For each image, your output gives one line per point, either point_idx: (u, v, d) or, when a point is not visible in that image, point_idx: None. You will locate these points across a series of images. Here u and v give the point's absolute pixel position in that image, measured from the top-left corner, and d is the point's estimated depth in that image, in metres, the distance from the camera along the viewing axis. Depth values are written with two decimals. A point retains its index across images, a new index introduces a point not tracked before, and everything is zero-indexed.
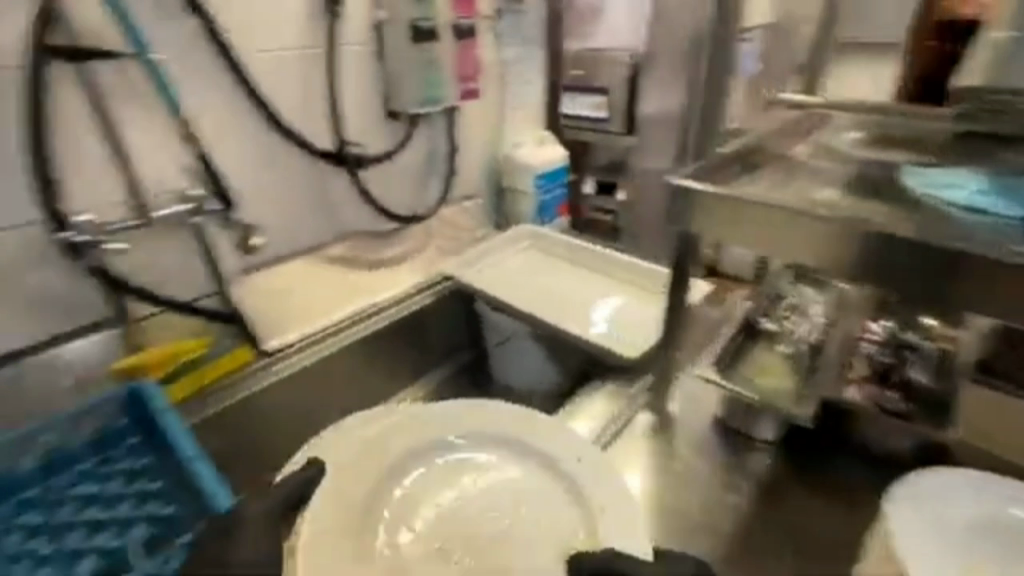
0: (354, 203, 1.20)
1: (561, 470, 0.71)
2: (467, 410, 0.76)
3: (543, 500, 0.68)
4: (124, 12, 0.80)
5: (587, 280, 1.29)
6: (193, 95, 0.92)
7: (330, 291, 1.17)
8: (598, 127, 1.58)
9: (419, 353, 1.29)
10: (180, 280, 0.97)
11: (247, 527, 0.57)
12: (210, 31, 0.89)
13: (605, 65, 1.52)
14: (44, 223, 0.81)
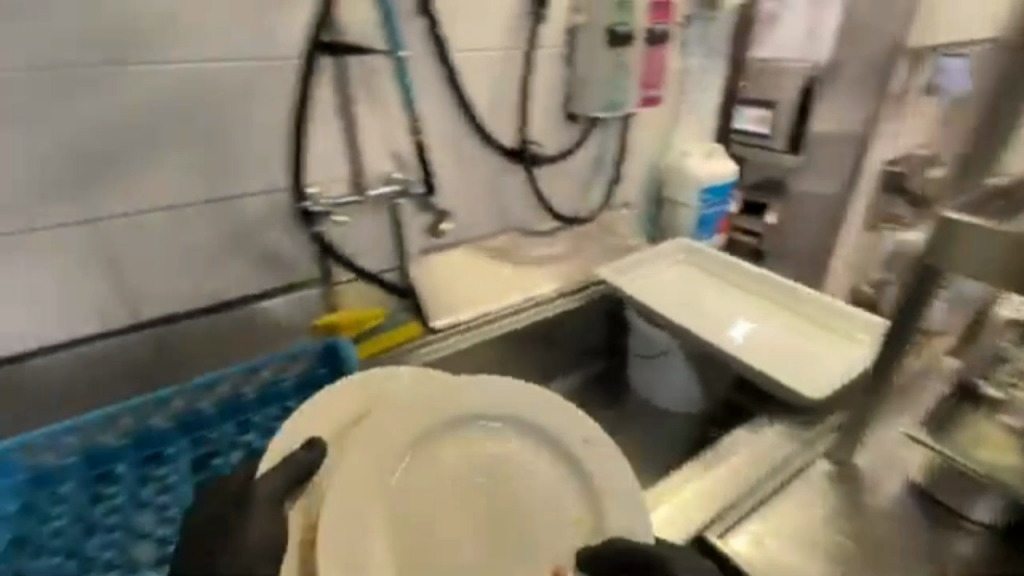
0: (520, 198, 1.25)
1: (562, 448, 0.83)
2: (496, 391, 0.83)
3: (554, 489, 0.81)
4: (396, 31, 0.92)
5: (740, 302, 1.23)
6: (427, 98, 1.02)
7: (491, 279, 1.23)
8: (762, 145, 1.48)
9: (559, 352, 1.31)
10: (373, 255, 1.08)
11: (260, 504, 0.64)
12: (438, 37, 0.97)
13: (785, 79, 1.41)
14: (288, 190, 0.96)
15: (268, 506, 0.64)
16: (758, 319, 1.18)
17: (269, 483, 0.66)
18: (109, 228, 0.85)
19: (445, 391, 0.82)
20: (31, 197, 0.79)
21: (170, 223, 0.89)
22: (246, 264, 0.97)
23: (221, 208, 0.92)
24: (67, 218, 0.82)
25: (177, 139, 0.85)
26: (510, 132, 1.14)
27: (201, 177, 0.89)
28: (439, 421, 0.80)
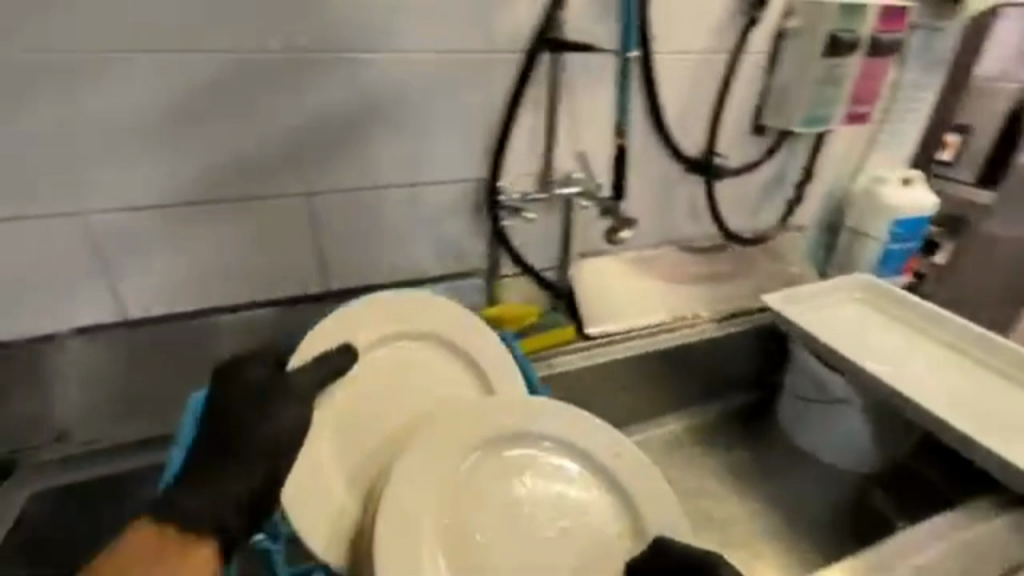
0: (685, 210, 1.18)
1: (590, 462, 0.79)
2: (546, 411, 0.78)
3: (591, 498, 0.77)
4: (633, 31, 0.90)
5: (917, 345, 1.12)
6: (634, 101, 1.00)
7: (647, 291, 1.18)
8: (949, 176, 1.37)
9: (702, 378, 1.23)
10: (535, 253, 1.07)
11: (290, 395, 0.69)
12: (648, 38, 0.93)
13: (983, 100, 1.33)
14: (476, 180, 0.98)
15: (290, 405, 0.68)
16: (940, 366, 1.06)
17: (296, 387, 0.70)
18: (321, 202, 0.90)
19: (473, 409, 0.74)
20: (266, 167, 0.85)
21: (371, 203, 0.93)
22: (426, 248, 1.00)
23: (416, 192, 0.95)
24: (289, 189, 0.88)
25: (392, 124, 0.89)
26: (694, 140, 1.08)
27: (405, 161, 0.92)
28: (488, 434, 0.74)
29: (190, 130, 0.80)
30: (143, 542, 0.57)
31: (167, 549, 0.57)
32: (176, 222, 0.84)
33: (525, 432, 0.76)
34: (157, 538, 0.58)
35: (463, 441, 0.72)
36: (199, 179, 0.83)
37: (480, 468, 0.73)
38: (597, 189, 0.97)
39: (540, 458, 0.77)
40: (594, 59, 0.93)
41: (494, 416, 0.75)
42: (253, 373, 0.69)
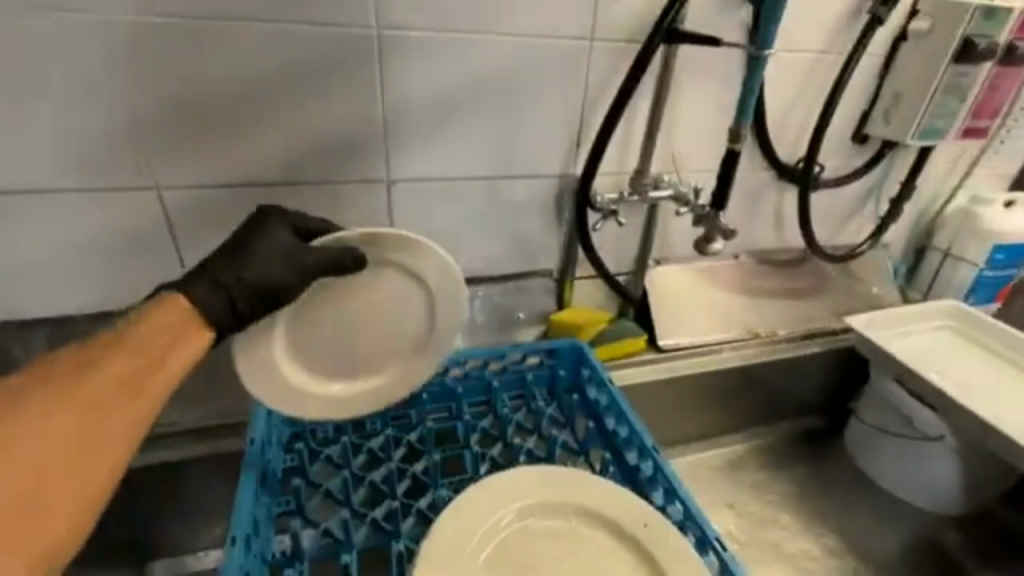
0: (769, 218, 1.11)
1: (632, 538, 0.61)
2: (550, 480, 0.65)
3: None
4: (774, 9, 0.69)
5: (1014, 379, 1.05)
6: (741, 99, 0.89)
7: (721, 304, 1.12)
8: None
9: (769, 399, 1.16)
10: (612, 254, 1.02)
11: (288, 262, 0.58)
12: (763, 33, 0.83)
13: None
14: (559, 176, 0.92)
15: (280, 260, 0.58)
16: None
17: (295, 243, 0.59)
18: (399, 191, 0.86)
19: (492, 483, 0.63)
20: (348, 150, 0.81)
21: (449, 195, 0.88)
22: (499, 245, 0.95)
23: (497, 186, 0.90)
24: (369, 175, 0.83)
25: (481, 112, 0.83)
26: (793, 147, 1.02)
27: (490, 153, 0.87)
28: (507, 515, 0.62)
29: (277, 107, 0.75)
30: (171, 310, 0.52)
31: (185, 330, 0.52)
32: (253, 202, 0.80)
33: (547, 507, 0.63)
34: (179, 314, 0.52)
35: (478, 524, 0.60)
36: (280, 159, 0.78)
37: (505, 558, 0.58)
38: (687, 196, 0.87)
39: (574, 540, 0.62)
40: (718, 55, 0.85)
41: (510, 489, 0.63)
42: (274, 232, 0.60)
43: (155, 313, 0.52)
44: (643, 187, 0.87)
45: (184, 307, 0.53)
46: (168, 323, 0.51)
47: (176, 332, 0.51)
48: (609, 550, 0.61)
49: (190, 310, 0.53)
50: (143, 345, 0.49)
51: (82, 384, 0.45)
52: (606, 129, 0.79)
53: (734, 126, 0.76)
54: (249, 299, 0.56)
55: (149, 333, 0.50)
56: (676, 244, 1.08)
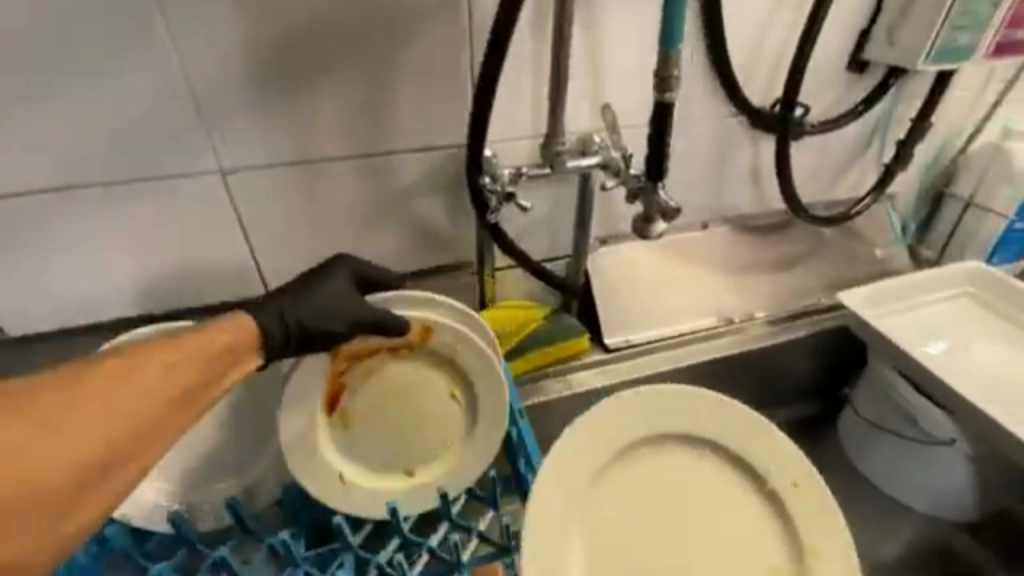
0: (745, 176, 0.90)
1: (765, 485, 0.65)
2: (682, 410, 0.65)
3: (744, 503, 0.66)
4: None
5: None
6: None
7: (686, 287, 0.92)
8: None
9: (750, 392, 0.99)
10: (540, 239, 0.83)
11: (350, 297, 0.56)
12: None
13: None
14: (452, 148, 0.71)
15: (337, 305, 0.55)
16: None
17: (352, 292, 0.57)
18: (245, 185, 0.67)
19: (635, 418, 0.63)
20: (162, 137, 0.61)
21: (318, 187, 0.69)
22: (396, 239, 0.76)
23: (376, 169, 0.70)
24: (194, 166, 0.64)
25: (333, 75, 0.62)
26: (765, 91, 0.80)
27: (354, 126, 0.66)
28: (641, 438, 0.64)
29: (37, 85, 0.56)
30: (237, 326, 0.51)
31: (243, 348, 0.51)
32: (47, 215, 0.63)
33: (676, 438, 0.66)
34: (244, 333, 0.51)
35: (605, 444, 0.62)
36: (68, 156, 0.60)
37: (629, 475, 0.64)
38: (617, 162, 0.67)
39: (697, 464, 0.66)
40: None
41: (640, 420, 0.63)
42: (347, 279, 0.57)
43: (212, 327, 0.49)
44: (559, 157, 0.66)
45: (252, 334, 0.51)
46: (232, 339, 0.50)
47: (233, 355, 0.49)
48: (725, 480, 0.66)
49: (255, 332, 0.52)
50: (202, 361, 0.46)
51: (151, 359, 0.43)
52: (485, 84, 0.59)
53: (663, 61, 0.54)
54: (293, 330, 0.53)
55: (212, 341, 0.48)
56: (627, 217, 0.87)
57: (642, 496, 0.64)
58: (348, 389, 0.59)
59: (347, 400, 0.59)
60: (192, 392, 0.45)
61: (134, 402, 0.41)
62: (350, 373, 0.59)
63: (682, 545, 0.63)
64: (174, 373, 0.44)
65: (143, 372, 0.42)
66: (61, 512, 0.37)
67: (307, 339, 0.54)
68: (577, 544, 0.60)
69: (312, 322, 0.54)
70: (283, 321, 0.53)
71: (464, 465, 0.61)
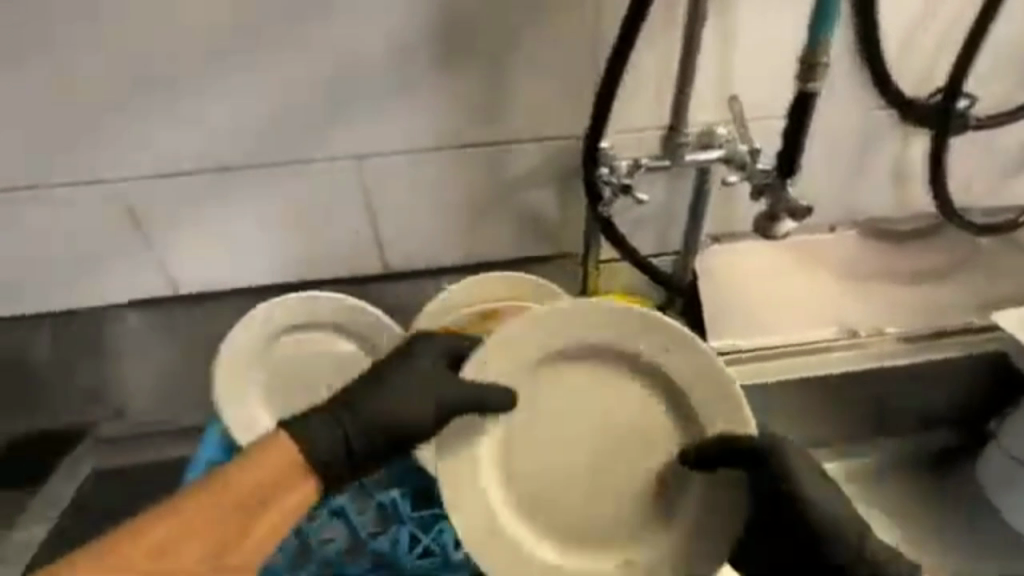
0: (888, 175, 0.81)
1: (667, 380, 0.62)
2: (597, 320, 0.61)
3: (640, 406, 0.63)
4: None
5: None
6: None
7: (806, 293, 0.86)
8: None
9: (873, 414, 0.89)
10: (649, 234, 0.81)
11: (415, 379, 0.58)
12: None
13: None
14: (568, 140, 0.72)
15: (416, 403, 0.57)
16: None
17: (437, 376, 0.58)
18: (375, 169, 0.72)
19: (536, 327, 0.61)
20: (311, 124, 0.69)
21: (437, 173, 0.73)
22: (505, 226, 0.78)
23: (494, 158, 0.72)
24: (334, 151, 0.70)
25: (463, 66, 0.67)
26: (924, 79, 0.71)
27: (477, 117, 0.70)
28: (543, 354, 0.62)
29: (204, 73, 0.65)
30: (281, 449, 0.55)
31: (294, 474, 0.54)
32: (212, 190, 0.72)
33: (569, 359, 0.62)
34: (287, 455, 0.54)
35: (518, 359, 0.61)
36: (236, 137, 0.69)
37: (530, 390, 0.62)
38: (742, 156, 0.63)
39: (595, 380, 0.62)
40: None
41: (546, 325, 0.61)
42: (421, 365, 0.59)
43: (260, 454, 0.54)
44: (681, 149, 0.64)
45: (296, 455, 0.55)
46: (278, 466, 0.54)
47: (278, 485, 0.53)
48: (616, 387, 0.62)
49: (299, 458, 0.55)
50: (252, 493, 0.52)
51: (200, 510, 0.51)
52: (610, 76, 0.60)
53: (807, 48, 0.50)
54: (369, 443, 0.57)
55: (258, 473, 0.53)
56: (743, 216, 0.83)
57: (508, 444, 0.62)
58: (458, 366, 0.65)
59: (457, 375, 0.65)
60: (228, 538, 0.51)
61: (180, 568, 0.49)
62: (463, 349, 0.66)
63: (581, 459, 0.62)
64: (216, 521, 0.51)
65: (196, 526, 0.50)
66: None
67: (391, 438, 0.58)
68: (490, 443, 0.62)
69: (371, 413, 0.57)
70: (339, 429, 0.56)
71: None
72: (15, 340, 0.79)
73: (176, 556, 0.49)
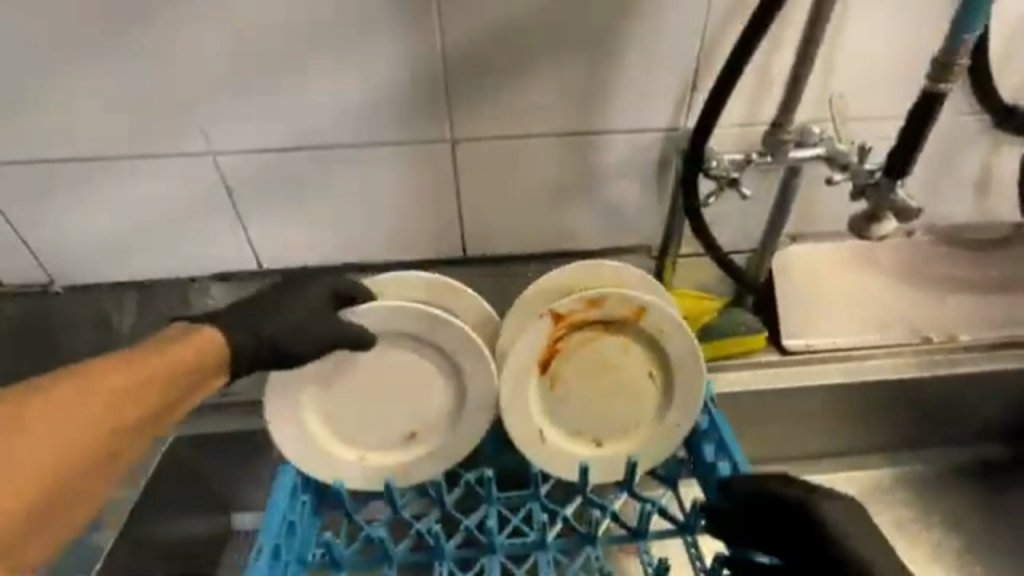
0: (972, 182, 0.80)
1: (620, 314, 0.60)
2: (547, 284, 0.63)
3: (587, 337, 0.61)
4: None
5: None
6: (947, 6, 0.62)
7: (879, 296, 0.86)
8: None
9: (935, 420, 0.89)
10: (728, 230, 0.81)
11: (305, 298, 0.58)
12: None
13: None
14: (665, 130, 0.72)
15: (303, 322, 0.56)
16: None
17: (325, 305, 0.58)
18: (468, 153, 0.73)
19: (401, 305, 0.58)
20: (409, 105, 0.69)
21: (527, 160, 0.74)
22: (586, 216, 0.79)
23: (585, 146, 0.73)
24: (431, 135, 0.71)
25: (569, 56, 0.67)
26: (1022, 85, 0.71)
27: (576, 104, 0.70)
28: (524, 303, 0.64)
29: (309, 50, 0.65)
30: (206, 341, 0.53)
31: (213, 364, 0.53)
32: (305, 168, 0.73)
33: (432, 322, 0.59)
34: (212, 347, 0.53)
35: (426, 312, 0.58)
36: (334, 116, 0.69)
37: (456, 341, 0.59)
38: (847, 155, 0.63)
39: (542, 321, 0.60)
40: None
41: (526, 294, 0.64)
42: (312, 292, 0.59)
43: (192, 339, 0.52)
44: (785, 145, 0.64)
45: (221, 346, 0.54)
46: (206, 354, 0.53)
47: (200, 373, 0.52)
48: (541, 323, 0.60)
49: (222, 349, 0.54)
50: (182, 367, 0.51)
51: (140, 361, 0.49)
52: (730, 67, 0.60)
53: (947, 46, 0.50)
54: (258, 351, 0.55)
55: (190, 349, 0.52)
56: (821, 216, 0.83)
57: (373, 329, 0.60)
58: (560, 355, 0.61)
59: (558, 365, 0.61)
60: (155, 410, 0.49)
61: (106, 422, 0.46)
62: (567, 339, 0.61)
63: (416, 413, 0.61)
64: (147, 386, 0.49)
65: (136, 386, 0.48)
66: (35, 531, 0.42)
67: (272, 350, 0.55)
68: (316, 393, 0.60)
69: (290, 343, 0.56)
70: (257, 336, 0.55)
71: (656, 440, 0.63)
72: (100, 308, 0.81)
73: (95, 411, 0.45)
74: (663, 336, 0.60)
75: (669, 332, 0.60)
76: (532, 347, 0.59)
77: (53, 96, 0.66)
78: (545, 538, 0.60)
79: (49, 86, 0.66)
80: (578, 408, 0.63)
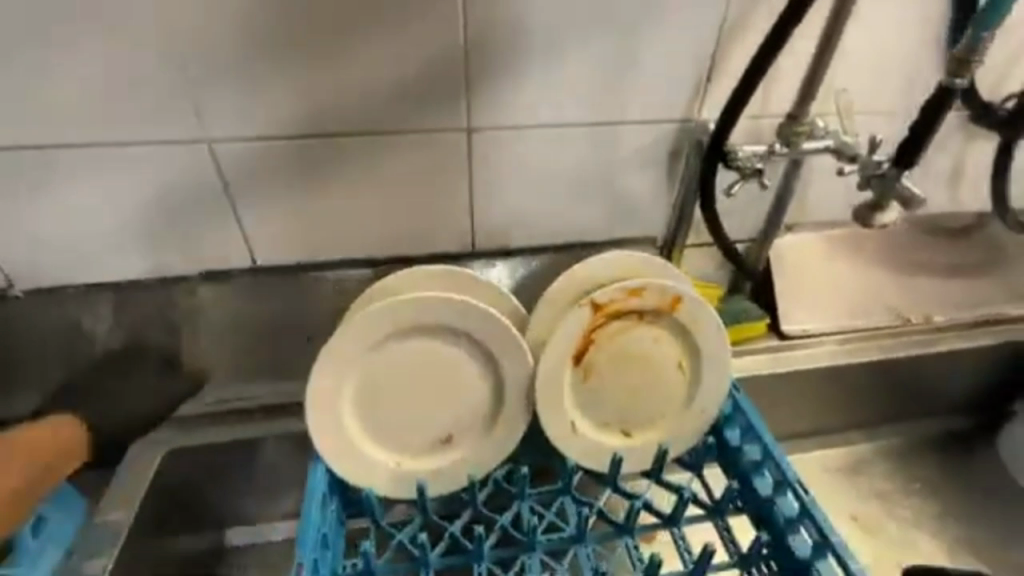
0: (947, 173, 0.86)
1: (661, 306, 0.61)
2: (587, 272, 0.63)
3: (623, 329, 0.62)
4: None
5: None
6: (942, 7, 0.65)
7: (865, 281, 0.91)
8: None
9: (914, 397, 0.95)
10: (732, 220, 0.84)
11: (156, 362, 0.76)
12: None
13: None
14: (679, 122, 0.73)
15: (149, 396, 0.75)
16: None
17: (160, 381, 0.76)
18: (483, 144, 0.71)
19: (444, 303, 0.57)
20: (423, 93, 0.67)
21: (542, 151, 0.72)
22: (599, 209, 0.79)
23: (600, 137, 0.73)
24: (447, 123, 0.69)
25: (590, 45, 0.66)
26: (996, 84, 0.76)
27: (595, 94, 0.69)
28: (554, 290, 0.62)
29: (322, 35, 0.62)
30: (65, 426, 0.71)
31: (72, 447, 0.71)
32: (311, 158, 0.69)
33: (474, 320, 0.58)
34: (71, 434, 0.71)
35: (471, 310, 0.58)
36: (343, 105, 0.66)
37: (495, 339, 0.59)
38: (854, 148, 0.67)
39: (581, 313, 0.60)
40: None
41: (566, 279, 0.62)
42: (149, 366, 0.76)
43: (52, 427, 0.70)
44: (799, 135, 0.67)
45: (76, 434, 0.71)
46: (60, 438, 0.70)
47: (64, 451, 0.70)
48: (579, 314, 0.60)
49: (79, 443, 0.72)
50: (43, 448, 0.68)
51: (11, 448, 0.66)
52: (763, 58, 0.61)
53: (967, 43, 0.54)
54: (116, 432, 0.74)
55: (48, 434, 0.69)
56: (815, 207, 0.87)
57: (408, 330, 0.58)
58: (595, 345, 0.61)
59: (592, 357, 0.62)
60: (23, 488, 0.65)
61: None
62: (603, 330, 0.61)
63: (447, 413, 0.61)
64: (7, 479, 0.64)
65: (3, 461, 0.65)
66: None
67: (120, 426, 0.75)
68: (351, 391, 0.58)
69: (115, 426, 0.74)
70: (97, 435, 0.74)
71: (684, 430, 0.64)
72: (70, 312, 0.73)
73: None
74: (696, 327, 0.62)
75: (701, 323, 0.62)
76: (569, 336, 0.60)
77: (28, 75, 0.60)
78: (583, 530, 0.59)
79: (25, 69, 0.59)
80: (610, 401, 0.63)
